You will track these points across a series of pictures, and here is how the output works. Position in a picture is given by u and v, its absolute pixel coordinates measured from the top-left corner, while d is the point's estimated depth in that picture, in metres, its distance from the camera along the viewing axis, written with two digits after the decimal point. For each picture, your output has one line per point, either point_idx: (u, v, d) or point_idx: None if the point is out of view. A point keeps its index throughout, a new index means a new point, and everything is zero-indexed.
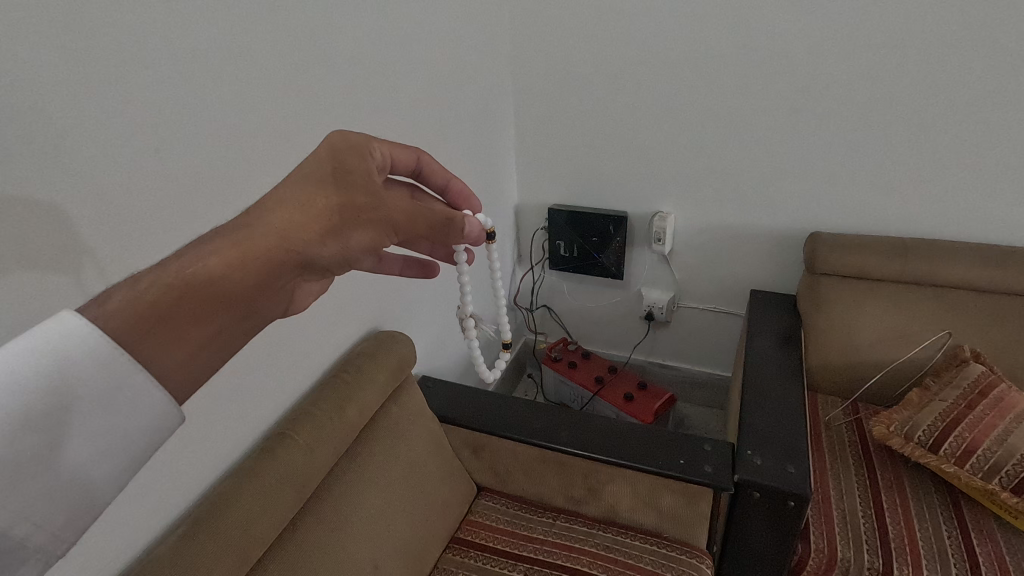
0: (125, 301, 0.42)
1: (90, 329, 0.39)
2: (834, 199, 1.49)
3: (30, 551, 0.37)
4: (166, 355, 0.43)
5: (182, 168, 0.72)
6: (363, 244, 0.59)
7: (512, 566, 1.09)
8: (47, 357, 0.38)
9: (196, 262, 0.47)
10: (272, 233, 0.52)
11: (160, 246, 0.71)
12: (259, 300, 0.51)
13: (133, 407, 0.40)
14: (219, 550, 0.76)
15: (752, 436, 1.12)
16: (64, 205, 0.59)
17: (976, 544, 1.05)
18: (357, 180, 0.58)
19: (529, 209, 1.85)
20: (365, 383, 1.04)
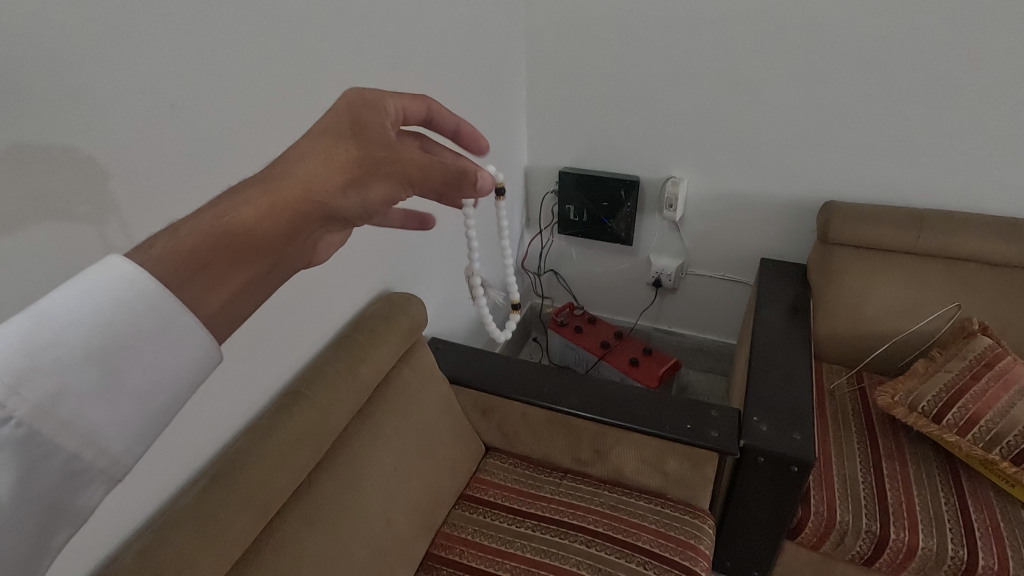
0: (168, 247, 0.42)
1: (137, 271, 0.38)
2: (852, 168, 1.46)
3: (92, 474, 0.36)
4: (206, 298, 0.42)
5: (198, 125, 0.71)
6: (381, 196, 0.57)
7: (520, 522, 1.12)
8: (101, 292, 0.36)
9: (230, 210, 0.46)
10: (297, 184, 0.51)
11: (176, 204, 0.69)
12: (288, 251, 0.50)
13: (184, 340, 0.39)
14: (238, 504, 0.78)
15: (758, 403, 1.13)
16: (87, 161, 0.59)
17: (972, 511, 1.08)
18: (374, 134, 0.57)
19: (539, 172, 1.82)
20: (378, 345, 1.05)
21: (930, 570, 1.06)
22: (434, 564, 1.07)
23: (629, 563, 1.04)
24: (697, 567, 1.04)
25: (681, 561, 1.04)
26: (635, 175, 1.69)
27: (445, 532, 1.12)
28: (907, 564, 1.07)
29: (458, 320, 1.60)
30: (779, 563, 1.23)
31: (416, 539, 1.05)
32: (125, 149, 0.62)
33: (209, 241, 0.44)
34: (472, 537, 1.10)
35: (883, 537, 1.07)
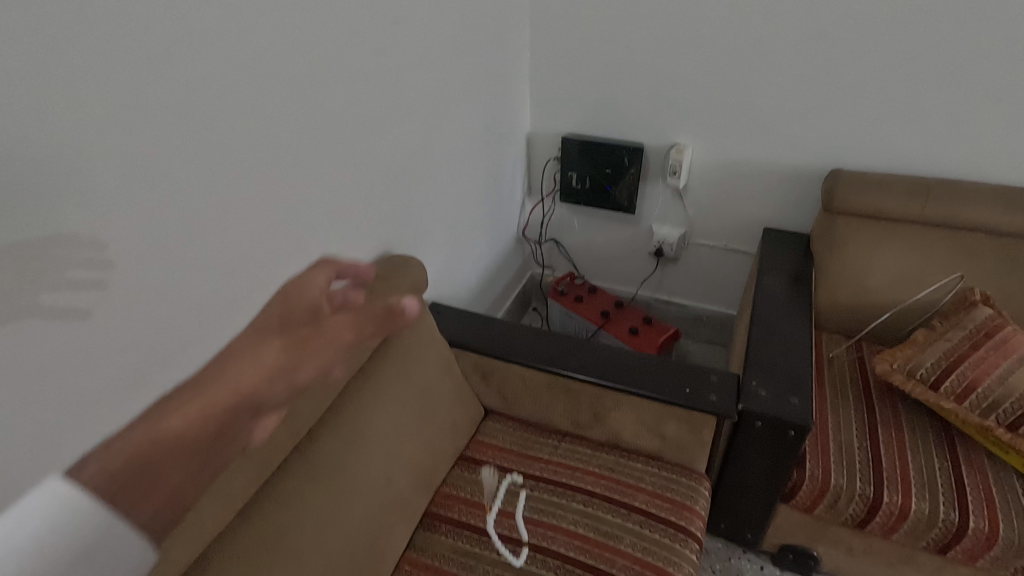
0: (98, 469, 0.42)
1: (69, 497, 0.40)
2: (858, 135, 1.44)
3: None
4: (141, 511, 0.43)
5: (188, 71, 0.70)
6: (314, 372, 0.52)
7: (518, 483, 1.14)
8: (31, 521, 0.38)
9: (159, 421, 0.45)
10: (228, 389, 0.48)
11: (165, 154, 0.69)
12: (214, 454, 0.48)
13: (115, 555, 0.40)
14: (240, 457, 0.79)
15: (758, 368, 1.13)
16: (81, 102, 0.59)
17: (965, 475, 1.10)
18: (301, 318, 0.52)
19: (541, 139, 1.79)
20: (379, 305, 1.05)
21: (920, 532, 1.08)
22: (434, 521, 1.08)
23: (626, 523, 1.05)
24: (692, 527, 1.06)
25: (678, 520, 1.06)
26: (639, 141, 1.66)
27: (444, 492, 1.14)
28: (899, 526, 1.09)
29: (459, 286, 1.59)
30: (773, 525, 1.25)
31: (417, 497, 1.07)
32: (113, 97, 0.62)
33: (138, 456, 0.43)
34: (471, 496, 1.12)
35: (877, 500, 1.08)
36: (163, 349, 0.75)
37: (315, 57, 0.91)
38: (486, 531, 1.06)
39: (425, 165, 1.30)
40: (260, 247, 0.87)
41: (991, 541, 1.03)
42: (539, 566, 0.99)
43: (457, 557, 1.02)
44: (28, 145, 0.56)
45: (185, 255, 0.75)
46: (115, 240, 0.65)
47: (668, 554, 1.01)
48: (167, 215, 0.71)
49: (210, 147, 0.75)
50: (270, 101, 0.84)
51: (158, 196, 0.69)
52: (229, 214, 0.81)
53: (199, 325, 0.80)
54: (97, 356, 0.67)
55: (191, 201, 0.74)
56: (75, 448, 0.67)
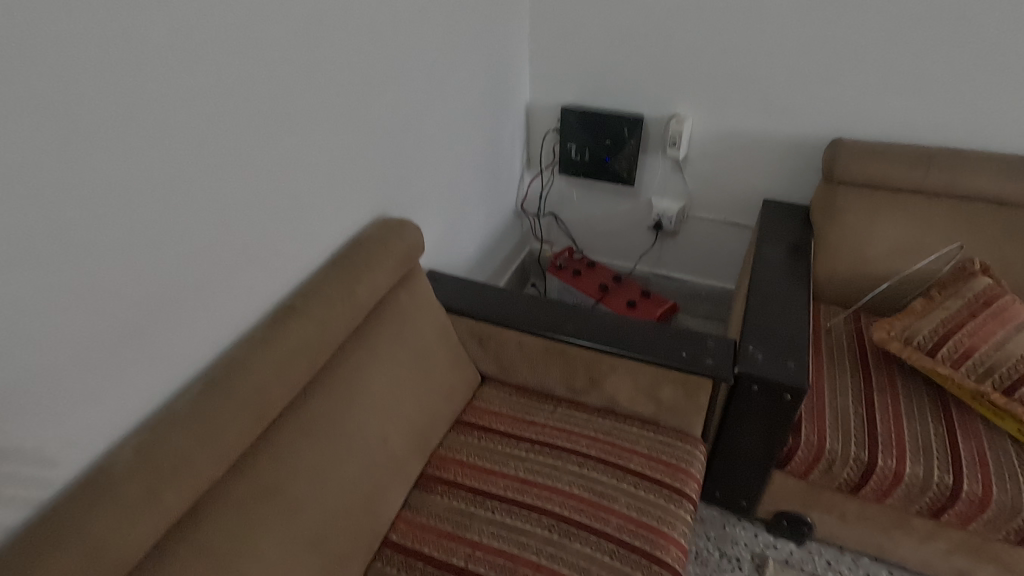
0: None
1: None
2: (860, 104, 1.42)
3: None
4: None
5: (164, 14, 0.70)
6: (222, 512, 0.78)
7: (514, 446, 1.14)
8: None
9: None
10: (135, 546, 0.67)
11: (147, 102, 0.71)
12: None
13: None
14: (235, 409, 0.79)
15: (755, 333, 1.13)
16: (50, 35, 0.60)
17: (960, 440, 1.10)
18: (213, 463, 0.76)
19: (540, 110, 1.78)
20: (374, 265, 1.04)
21: (914, 496, 1.09)
22: (429, 482, 1.09)
23: (621, 484, 1.06)
24: (687, 489, 1.06)
25: (672, 481, 1.06)
26: (639, 111, 1.65)
27: (440, 454, 1.14)
28: (893, 491, 1.09)
29: (457, 255, 1.58)
30: (767, 492, 1.26)
31: (412, 458, 1.07)
32: (84, 32, 0.63)
33: None
34: (466, 458, 1.13)
35: (871, 465, 1.09)
36: (151, 297, 0.77)
37: (296, 9, 0.90)
38: (482, 491, 1.06)
39: (422, 130, 1.29)
40: (248, 202, 0.89)
41: (985, 503, 1.03)
42: (533, 525, 1.00)
43: (452, 516, 1.03)
44: (12, 87, 0.58)
45: (170, 205, 0.77)
46: (92, 178, 0.67)
47: (662, 514, 1.01)
48: (151, 164, 0.73)
49: (194, 99, 0.76)
50: (250, 50, 0.83)
51: (142, 144, 0.71)
52: (212, 163, 0.81)
53: (188, 276, 0.81)
54: (85, 298, 0.69)
55: (176, 151, 0.76)
56: (66, 387, 0.69)
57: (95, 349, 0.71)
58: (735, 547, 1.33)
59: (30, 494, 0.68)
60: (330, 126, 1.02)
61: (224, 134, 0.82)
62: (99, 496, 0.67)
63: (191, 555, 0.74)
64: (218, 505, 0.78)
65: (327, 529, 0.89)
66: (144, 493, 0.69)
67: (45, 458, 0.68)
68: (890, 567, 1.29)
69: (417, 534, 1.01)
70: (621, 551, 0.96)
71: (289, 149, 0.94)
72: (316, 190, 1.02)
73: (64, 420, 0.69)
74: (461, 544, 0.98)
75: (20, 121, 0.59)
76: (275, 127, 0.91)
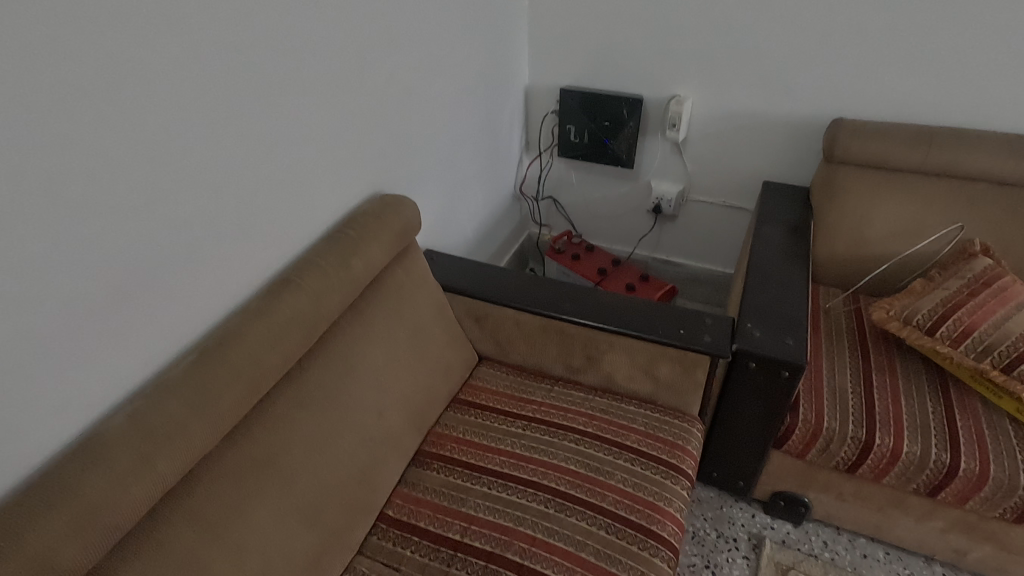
0: None
1: None
2: (863, 83, 1.41)
3: None
4: None
5: None
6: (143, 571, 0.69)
7: (511, 423, 1.14)
8: None
9: None
10: None
11: (140, 63, 0.69)
12: None
13: None
14: (229, 378, 0.78)
15: (754, 311, 1.12)
16: None
17: (958, 419, 1.10)
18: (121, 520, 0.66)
19: (539, 91, 1.76)
20: (370, 240, 1.03)
21: (911, 475, 1.08)
22: (426, 459, 1.09)
23: (617, 460, 1.05)
24: (684, 465, 1.06)
25: (669, 458, 1.06)
26: (638, 92, 1.63)
27: (437, 431, 1.14)
28: (890, 469, 1.09)
29: (455, 236, 1.58)
30: (764, 472, 1.26)
31: (408, 434, 1.07)
32: None
33: None
34: (462, 435, 1.13)
35: (868, 443, 1.08)
36: (144, 262, 0.75)
37: None
38: (477, 467, 1.06)
39: (420, 107, 1.28)
40: (243, 172, 0.87)
41: (982, 481, 1.03)
42: (529, 499, 1.00)
43: (447, 491, 1.03)
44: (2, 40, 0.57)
45: (163, 169, 0.75)
46: (85, 139, 0.65)
47: (658, 490, 1.01)
48: (143, 127, 0.71)
49: (186, 63, 0.75)
50: (243, 15, 0.82)
51: (135, 106, 0.70)
52: (207, 131, 0.80)
53: (182, 243, 0.80)
54: (76, 261, 0.68)
55: (168, 115, 0.74)
56: (56, 351, 0.68)
57: (86, 314, 0.70)
58: (731, 528, 1.33)
59: (21, 459, 0.66)
60: (327, 97, 1.01)
61: (218, 100, 0.80)
62: (92, 460, 0.66)
63: (185, 522, 0.74)
64: (213, 473, 0.78)
65: (322, 501, 0.89)
66: (137, 459, 0.68)
67: (35, 422, 0.67)
68: (887, 547, 1.29)
69: (413, 509, 1.01)
70: (616, 525, 0.95)
71: (284, 120, 0.93)
72: (312, 163, 1.01)
73: (55, 385, 0.68)
74: (456, 518, 0.98)
75: (6, 74, 0.58)
76: (270, 96, 0.89)
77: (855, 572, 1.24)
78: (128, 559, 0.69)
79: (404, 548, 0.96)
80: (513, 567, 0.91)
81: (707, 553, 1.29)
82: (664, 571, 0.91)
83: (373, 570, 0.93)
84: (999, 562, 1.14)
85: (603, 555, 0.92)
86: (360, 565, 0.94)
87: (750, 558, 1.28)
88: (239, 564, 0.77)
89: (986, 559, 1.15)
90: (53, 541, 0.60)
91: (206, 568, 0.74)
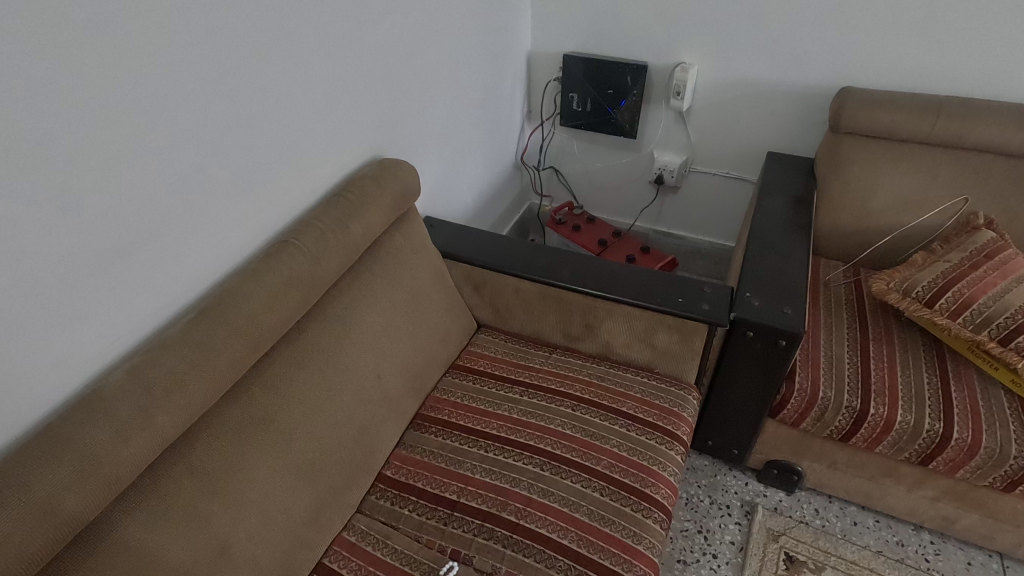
0: None
1: None
2: (874, 49, 1.37)
3: None
4: None
5: None
6: None
7: (508, 388, 1.16)
8: None
9: None
10: None
11: (133, 11, 0.67)
12: None
13: None
14: (226, 336, 0.78)
15: (753, 280, 1.12)
16: None
17: (953, 389, 1.10)
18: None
19: (542, 58, 1.73)
20: (369, 203, 1.03)
21: (904, 444, 1.09)
22: (424, 422, 1.11)
23: (613, 425, 1.07)
24: (678, 431, 1.07)
25: (664, 424, 1.07)
26: (643, 59, 1.60)
27: (435, 396, 1.16)
28: (882, 438, 1.10)
29: (455, 204, 1.57)
30: (758, 440, 1.28)
31: (406, 396, 1.09)
32: None
33: None
34: (460, 400, 1.14)
35: (862, 412, 1.09)
36: (141, 218, 0.75)
37: None
38: (475, 430, 1.08)
39: (419, 69, 1.25)
40: (239, 129, 0.86)
41: (974, 450, 1.03)
42: (524, 462, 1.01)
43: (444, 454, 1.04)
44: None
45: (158, 123, 0.73)
46: (81, 89, 0.64)
47: (652, 454, 1.02)
48: (139, 78, 0.69)
49: (181, 14, 0.73)
50: None
51: (129, 56, 0.68)
52: (204, 85, 0.78)
53: (179, 201, 0.79)
54: (72, 214, 0.67)
55: (164, 67, 0.72)
56: (55, 304, 0.68)
57: (85, 268, 0.70)
58: (725, 495, 1.35)
59: (22, 410, 0.67)
60: (324, 55, 0.98)
61: (214, 55, 0.78)
62: (92, 413, 0.66)
63: (186, 475, 0.75)
64: (213, 429, 0.80)
65: (321, 460, 0.91)
66: (136, 412, 0.68)
67: (35, 374, 0.67)
68: (877, 515, 1.31)
69: (411, 470, 1.03)
70: (610, 488, 0.97)
71: (281, 77, 0.91)
72: (309, 124, 0.99)
73: (54, 339, 0.69)
74: (453, 479, 1.00)
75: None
76: (267, 53, 0.87)
77: (845, 538, 1.27)
78: (130, 510, 0.70)
79: (402, 507, 0.98)
80: (509, 526, 0.93)
81: (699, 519, 1.31)
82: (656, 531, 0.93)
83: (372, 527, 0.95)
84: (987, 530, 1.16)
85: (597, 516, 0.93)
86: (358, 523, 0.96)
87: (742, 524, 1.30)
88: (239, 518, 0.79)
89: (974, 526, 1.17)
90: (54, 489, 0.61)
91: (206, 521, 0.76)
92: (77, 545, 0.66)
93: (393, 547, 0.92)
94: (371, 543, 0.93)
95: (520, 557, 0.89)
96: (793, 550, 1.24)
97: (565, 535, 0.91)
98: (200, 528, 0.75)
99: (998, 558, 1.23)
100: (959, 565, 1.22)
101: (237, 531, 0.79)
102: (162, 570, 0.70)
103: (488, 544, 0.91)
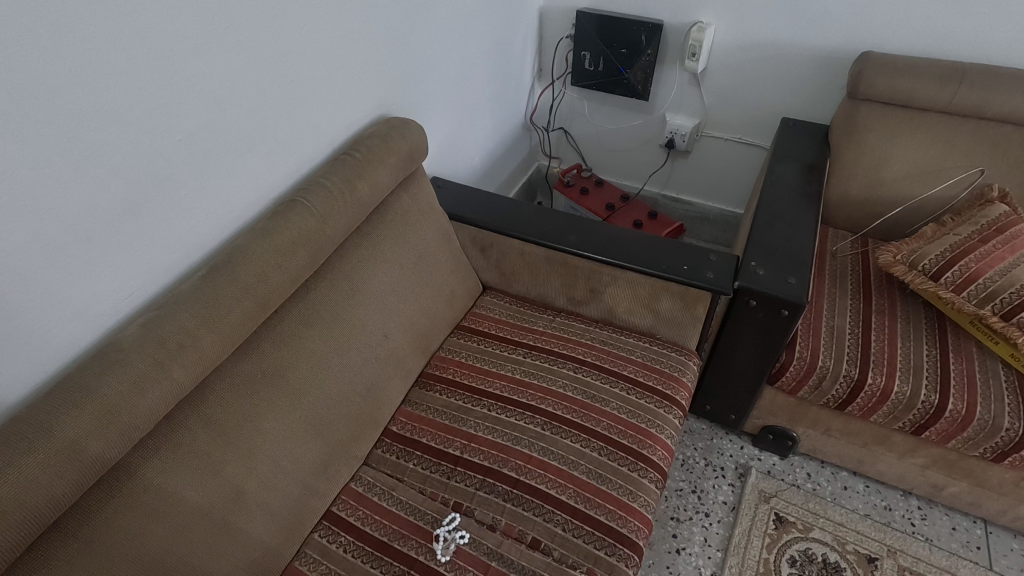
0: None
1: None
2: (900, 13, 1.32)
3: None
4: None
5: None
6: None
7: (512, 350, 1.18)
8: None
9: None
10: None
11: None
12: None
13: None
14: (235, 293, 0.79)
15: (759, 249, 1.11)
16: None
17: (951, 362, 1.11)
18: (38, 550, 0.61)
19: (554, 14, 1.68)
20: (376, 162, 1.02)
21: (899, 413, 1.11)
22: (429, 381, 1.14)
23: (614, 388, 1.09)
24: (677, 395, 1.09)
25: (663, 389, 1.09)
26: (659, 17, 1.55)
27: (440, 355, 1.19)
28: (878, 408, 1.12)
29: (462, 165, 1.55)
30: (757, 406, 1.30)
31: (411, 355, 1.11)
32: None
33: None
34: (465, 360, 1.17)
35: (860, 381, 1.11)
36: (150, 175, 0.75)
37: None
38: (477, 389, 1.11)
39: (428, 23, 1.21)
40: (244, 87, 0.84)
41: (967, 422, 1.05)
42: (525, 422, 1.04)
43: (447, 411, 1.08)
44: None
45: (162, 80, 0.72)
46: (87, 46, 0.63)
47: (651, 417, 1.05)
48: (144, 34, 0.68)
49: None
50: None
51: (132, 10, 0.66)
52: (208, 42, 0.76)
53: (185, 158, 0.79)
54: (85, 170, 0.67)
55: (170, 21, 0.70)
56: (71, 258, 0.69)
57: (96, 223, 0.70)
58: (720, 457, 1.39)
59: (42, 360, 0.69)
60: (329, 7, 0.95)
61: (222, 10, 0.77)
62: (108, 365, 0.68)
63: (201, 426, 0.78)
64: (226, 382, 0.82)
65: (330, 413, 0.94)
66: (152, 366, 0.70)
67: (55, 326, 0.70)
68: (867, 480, 1.35)
69: (415, 426, 1.06)
70: (608, 448, 1.00)
71: (287, 31, 0.88)
72: (314, 79, 0.97)
73: (71, 291, 0.70)
74: (456, 436, 1.03)
75: None
76: (272, 7, 0.84)
77: (835, 502, 1.31)
78: (148, 457, 0.73)
79: (407, 461, 1.02)
80: (509, 481, 0.97)
81: (694, 479, 1.35)
82: (652, 490, 0.96)
83: (378, 479, 0.99)
84: (974, 497, 1.20)
85: (595, 474, 0.96)
86: (365, 474, 1.00)
87: (735, 485, 1.34)
88: (252, 466, 0.83)
89: (961, 493, 1.21)
90: (78, 434, 0.63)
91: (221, 469, 0.79)
92: (102, 488, 0.69)
93: (398, 497, 0.97)
94: (377, 493, 0.97)
95: (519, 510, 0.93)
96: (783, 511, 1.28)
97: (563, 492, 0.94)
98: (215, 475, 0.78)
99: (982, 524, 1.27)
100: (944, 530, 1.26)
101: (251, 479, 0.82)
102: (181, 511, 0.74)
103: (489, 497, 0.95)
